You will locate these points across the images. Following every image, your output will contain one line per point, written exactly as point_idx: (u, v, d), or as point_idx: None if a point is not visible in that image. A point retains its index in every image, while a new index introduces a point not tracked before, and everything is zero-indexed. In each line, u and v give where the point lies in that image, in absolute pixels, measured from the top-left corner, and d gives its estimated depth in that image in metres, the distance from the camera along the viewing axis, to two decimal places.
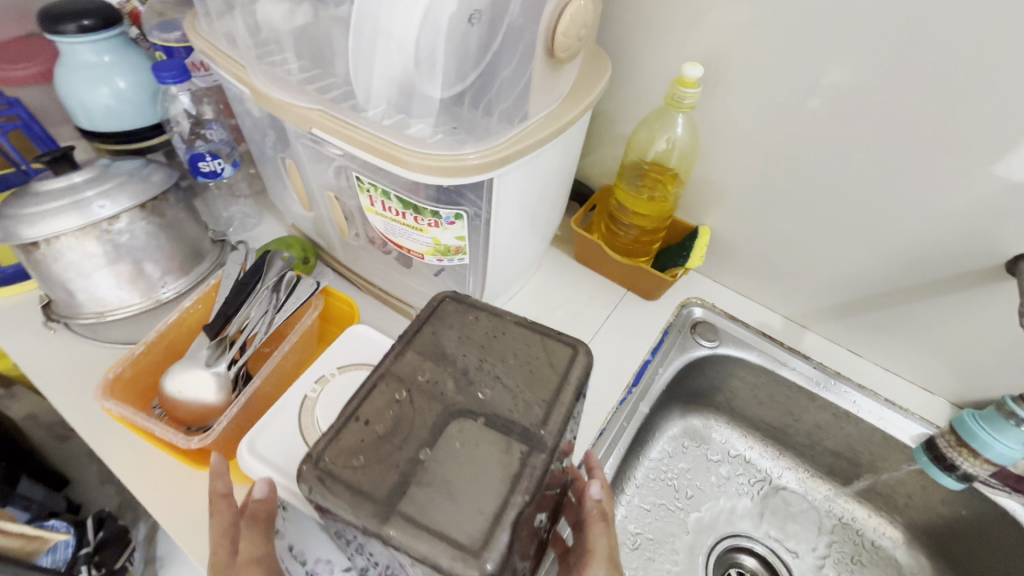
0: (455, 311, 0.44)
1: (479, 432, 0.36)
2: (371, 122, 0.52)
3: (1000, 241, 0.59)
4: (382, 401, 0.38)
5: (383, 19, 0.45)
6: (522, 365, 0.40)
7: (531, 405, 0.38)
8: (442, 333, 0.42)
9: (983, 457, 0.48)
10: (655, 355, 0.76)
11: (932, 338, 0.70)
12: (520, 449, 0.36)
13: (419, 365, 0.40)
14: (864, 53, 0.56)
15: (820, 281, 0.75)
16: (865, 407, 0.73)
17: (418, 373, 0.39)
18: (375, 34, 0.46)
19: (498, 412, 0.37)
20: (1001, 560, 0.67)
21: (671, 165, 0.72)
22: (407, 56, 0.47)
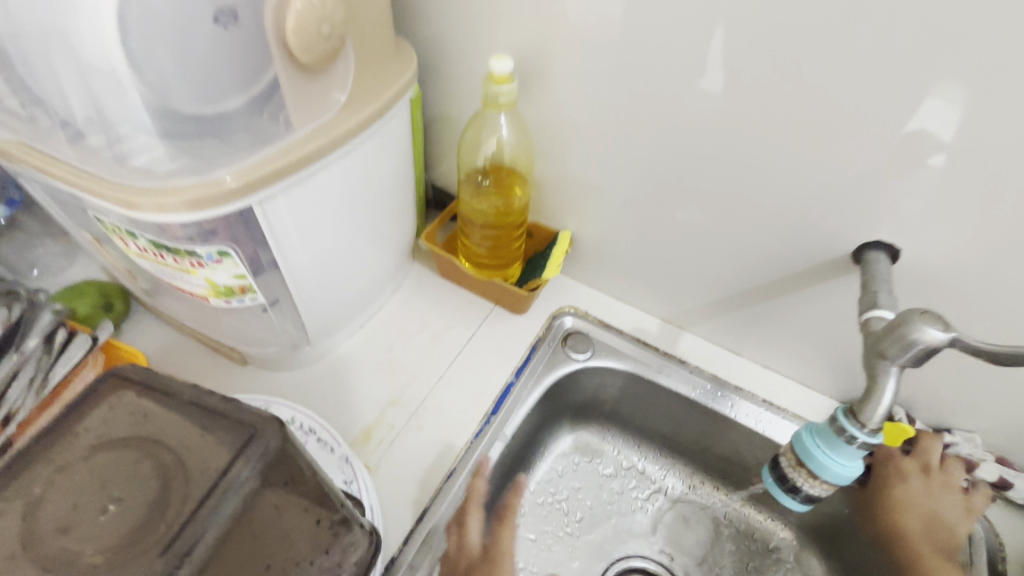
0: (126, 379, 0.41)
1: (249, 499, 0.38)
2: (82, 153, 0.42)
3: (841, 230, 0.55)
4: (69, 496, 0.35)
5: (61, 29, 0.36)
6: (222, 457, 0.38)
7: (266, 479, 0.40)
8: (116, 428, 0.38)
9: (821, 478, 0.44)
10: (520, 376, 0.69)
11: (801, 333, 0.66)
12: (272, 507, 0.39)
13: (103, 463, 0.37)
14: (675, 36, 0.50)
15: (687, 281, 0.70)
16: (743, 411, 0.70)
17: (138, 456, 0.37)
18: (60, 47, 0.37)
19: (233, 498, 0.37)
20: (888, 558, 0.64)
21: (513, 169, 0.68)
22: (108, 76, 0.37)
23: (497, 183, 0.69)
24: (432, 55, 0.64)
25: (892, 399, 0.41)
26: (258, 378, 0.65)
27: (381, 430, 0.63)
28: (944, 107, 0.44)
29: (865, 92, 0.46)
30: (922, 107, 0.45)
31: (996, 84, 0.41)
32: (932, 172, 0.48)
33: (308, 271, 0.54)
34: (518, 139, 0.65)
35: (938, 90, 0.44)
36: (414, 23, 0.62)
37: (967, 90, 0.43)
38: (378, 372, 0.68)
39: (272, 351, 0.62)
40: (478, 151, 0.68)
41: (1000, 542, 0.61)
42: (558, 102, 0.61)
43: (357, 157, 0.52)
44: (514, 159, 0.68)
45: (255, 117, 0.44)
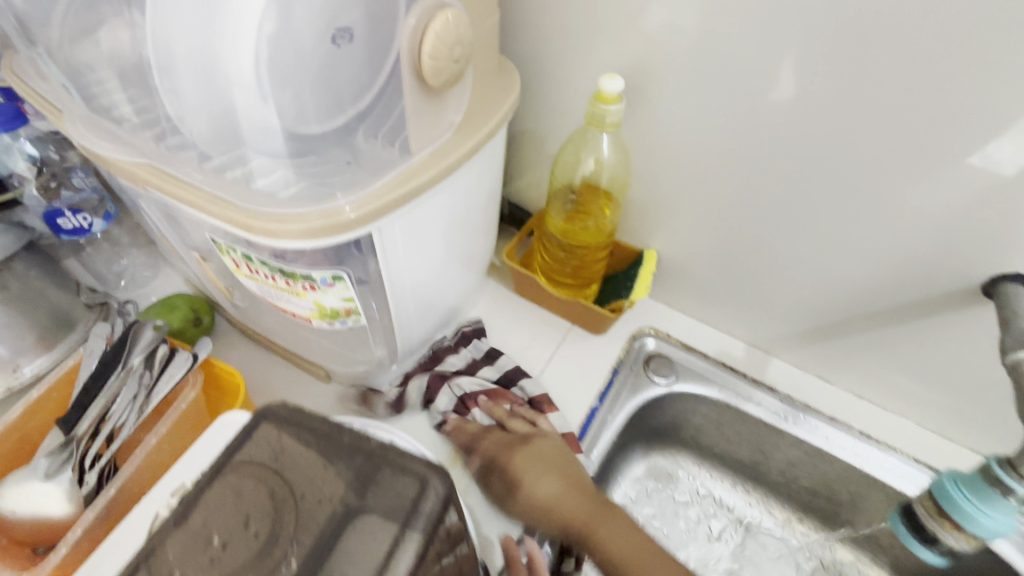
0: (267, 429, 0.38)
1: (365, 522, 0.34)
2: (207, 177, 0.42)
3: (971, 260, 0.52)
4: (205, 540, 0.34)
5: (214, 61, 0.36)
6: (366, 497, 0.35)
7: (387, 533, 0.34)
8: (248, 460, 0.37)
9: (966, 532, 0.41)
10: (603, 402, 0.68)
11: (906, 364, 0.62)
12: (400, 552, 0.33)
13: (230, 486, 0.36)
14: (798, 57, 0.48)
15: (780, 305, 0.67)
16: (839, 443, 0.66)
17: (262, 489, 0.36)
18: (210, 78, 0.37)
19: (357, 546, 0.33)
20: None
21: (603, 188, 0.66)
22: (257, 102, 0.38)
23: (586, 202, 0.66)
24: (526, 71, 0.63)
25: None
26: (342, 395, 0.65)
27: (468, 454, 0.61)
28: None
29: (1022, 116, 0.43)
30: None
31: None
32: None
33: (407, 294, 0.53)
34: (615, 159, 0.63)
35: None
36: (510, 39, 0.61)
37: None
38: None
39: (361, 370, 0.62)
40: (570, 169, 0.65)
41: None
42: (656, 121, 0.59)
43: (462, 181, 0.51)
44: (610, 179, 0.65)
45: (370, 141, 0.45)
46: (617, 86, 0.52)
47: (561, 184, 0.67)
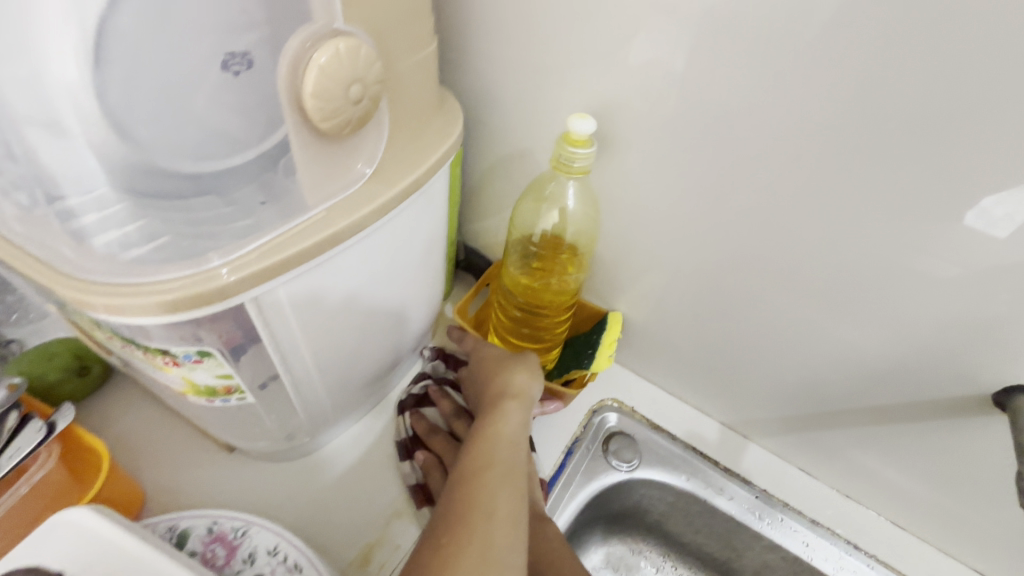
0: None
1: None
2: (28, 227, 0.35)
3: (985, 363, 0.44)
4: None
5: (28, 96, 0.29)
6: None
7: None
8: None
9: None
10: (553, 489, 0.59)
11: (900, 468, 0.54)
12: None
13: None
14: (782, 117, 0.41)
15: (759, 388, 0.59)
16: (820, 552, 0.57)
17: None
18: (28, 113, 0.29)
19: None
20: None
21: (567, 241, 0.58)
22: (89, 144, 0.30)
23: (548, 258, 0.59)
24: (482, 108, 0.56)
25: None
26: (245, 469, 0.55)
27: (382, 553, 0.51)
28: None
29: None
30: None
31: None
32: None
33: (307, 362, 0.45)
34: (583, 211, 0.55)
35: None
36: (464, 72, 0.54)
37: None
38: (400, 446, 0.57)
39: (263, 446, 0.52)
40: (533, 218, 0.58)
41: None
42: (622, 175, 0.52)
43: (380, 240, 0.42)
44: (575, 236, 0.58)
45: (285, 178, 0.39)
46: (592, 129, 0.45)
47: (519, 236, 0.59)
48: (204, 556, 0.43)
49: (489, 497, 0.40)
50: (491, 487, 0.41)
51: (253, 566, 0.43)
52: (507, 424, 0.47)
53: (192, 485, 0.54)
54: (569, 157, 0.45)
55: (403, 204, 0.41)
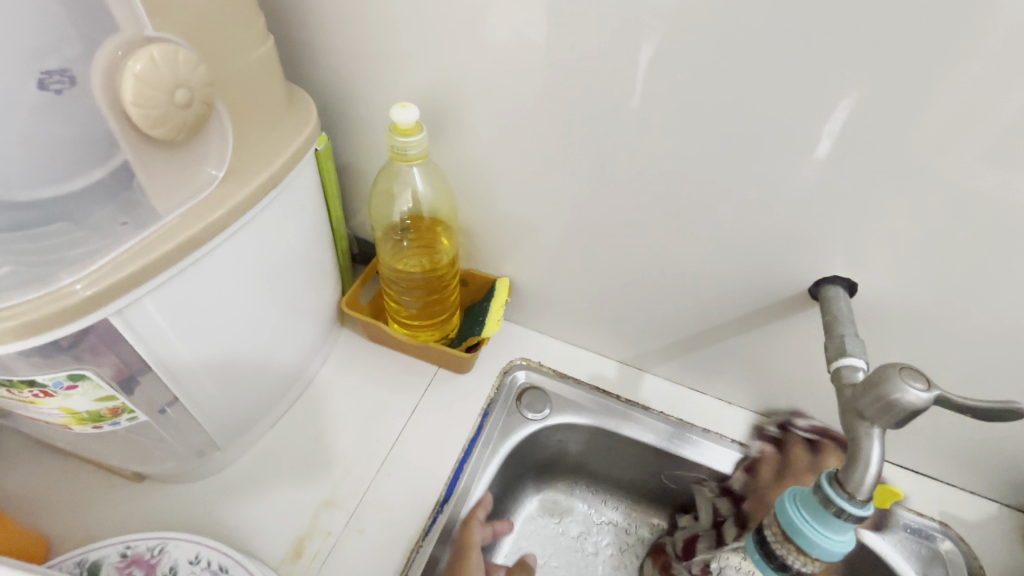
0: None
1: None
2: None
3: (801, 264, 0.52)
4: None
5: None
6: None
7: None
8: None
9: (810, 556, 0.39)
10: (474, 450, 0.62)
11: (762, 370, 0.62)
12: None
13: None
14: (600, 75, 0.46)
15: (642, 323, 0.65)
16: (714, 455, 0.65)
17: None
18: None
19: None
20: None
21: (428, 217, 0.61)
22: None
23: (417, 239, 0.62)
24: (340, 101, 0.57)
25: (879, 461, 0.37)
26: (157, 495, 0.54)
27: (314, 542, 0.53)
28: (918, 129, 0.40)
29: (827, 118, 0.42)
30: (895, 131, 0.41)
31: (968, 101, 0.38)
32: (913, 198, 0.44)
33: (197, 371, 0.45)
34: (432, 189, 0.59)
35: (866, 120, 0.41)
36: (316, 67, 0.55)
37: (943, 108, 0.39)
38: (354, 471, 0.58)
39: (170, 467, 0.52)
40: (386, 206, 0.61)
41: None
42: (483, 146, 0.56)
43: (248, 239, 0.43)
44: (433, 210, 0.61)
45: None
46: (410, 114, 0.46)
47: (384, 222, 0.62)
48: None
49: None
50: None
51: None
52: None
53: (100, 522, 0.52)
54: (401, 145, 0.47)
55: (264, 200, 0.43)
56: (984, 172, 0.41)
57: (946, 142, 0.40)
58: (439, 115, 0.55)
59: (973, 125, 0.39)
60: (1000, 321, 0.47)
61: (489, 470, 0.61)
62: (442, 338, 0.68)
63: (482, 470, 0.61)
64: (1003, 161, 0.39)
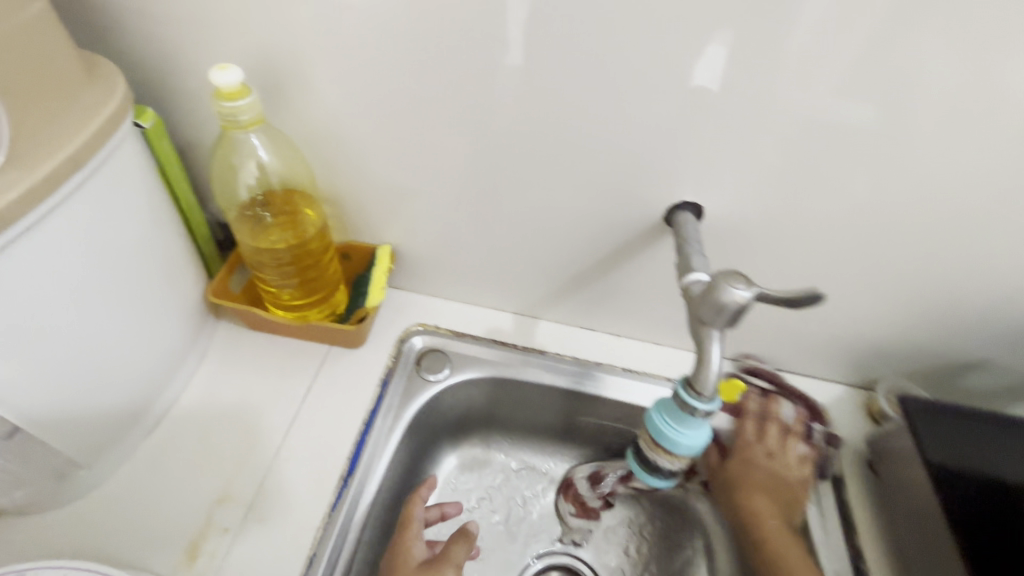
0: None
1: None
2: None
3: (655, 194, 0.55)
4: None
5: None
6: None
7: None
8: None
9: (674, 454, 0.43)
10: (375, 420, 0.61)
11: (642, 301, 0.66)
12: None
13: None
14: (429, 16, 0.46)
15: (527, 272, 0.67)
16: (609, 386, 0.69)
17: None
18: None
19: None
20: None
21: (283, 188, 0.57)
22: None
23: (276, 213, 0.58)
24: (161, 72, 0.52)
25: (720, 360, 0.41)
26: (21, 528, 0.49)
27: (210, 541, 0.50)
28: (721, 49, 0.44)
29: (644, 46, 0.45)
30: (703, 55, 0.44)
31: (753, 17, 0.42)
32: (732, 118, 0.48)
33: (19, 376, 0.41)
34: (281, 158, 0.55)
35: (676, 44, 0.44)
36: (123, 34, 0.49)
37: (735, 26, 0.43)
38: (248, 463, 0.55)
39: (26, 493, 0.47)
40: (233, 182, 0.56)
41: (857, 445, 0.66)
42: (328, 105, 0.53)
43: (50, 234, 0.40)
44: (286, 180, 0.57)
45: None
46: (231, 75, 0.43)
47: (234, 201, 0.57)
48: None
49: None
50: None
51: None
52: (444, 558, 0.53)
53: None
54: (230, 111, 0.44)
55: (62, 189, 0.39)
56: (779, 84, 0.45)
57: (747, 58, 0.44)
58: (273, 78, 0.51)
59: (764, 41, 0.43)
60: (822, 221, 0.53)
61: (394, 437, 0.61)
62: (330, 315, 0.65)
63: (386, 439, 0.61)
64: (792, 72, 0.44)
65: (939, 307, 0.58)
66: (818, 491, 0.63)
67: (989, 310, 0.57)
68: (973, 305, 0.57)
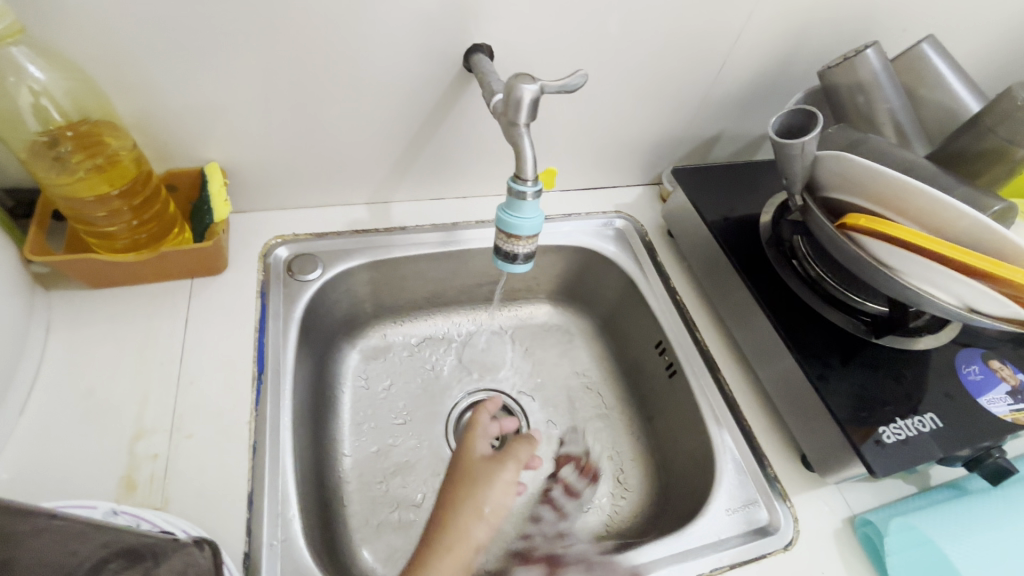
0: None
1: None
2: None
3: (450, 46, 0.62)
4: None
5: None
6: None
7: None
8: None
9: (521, 238, 0.55)
10: (266, 326, 0.64)
11: (472, 156, 0.76)
12: None
13: None
14: None
15: (365, 156, 0.71)
16: (469, 238, 0.79)
17: None
18: None
19: None
20: (603, 275, 0.84)
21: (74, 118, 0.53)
22: None
23: (76, 146, 0.53)
24: None
25: (532, 150, 0.52)
26: None
27: (144, 471, 0.51)
28: None
29: None
30: None
31: None
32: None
33: None
34: (59, 81, 0.50)
35: None
36: None
37: None
38: (152, 399, 0.55)
39: None
40: (8, 120, 0.50)
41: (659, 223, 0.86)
42: (91, 12, 0.49)
43: None
44: (76, 107, 0.53)
45: None
46: None
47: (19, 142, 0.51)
48: None
49: (478, 502, 0.50)
50: (466, 493, 0.51)
51: None
52: (496, 480, 0.53)
53: None
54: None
55: None
56: None
57: None
58: None
59: None
60: (583, 42, 0.66)
61: (291, 334, 0.65)
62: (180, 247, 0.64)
63: (284, 339, 0.64)
64: None
65: (680, 97, 0.77)
66: (642, 263, 0.81)
67: (711, 91, 0.77)
68: (701, 89, 0.76)
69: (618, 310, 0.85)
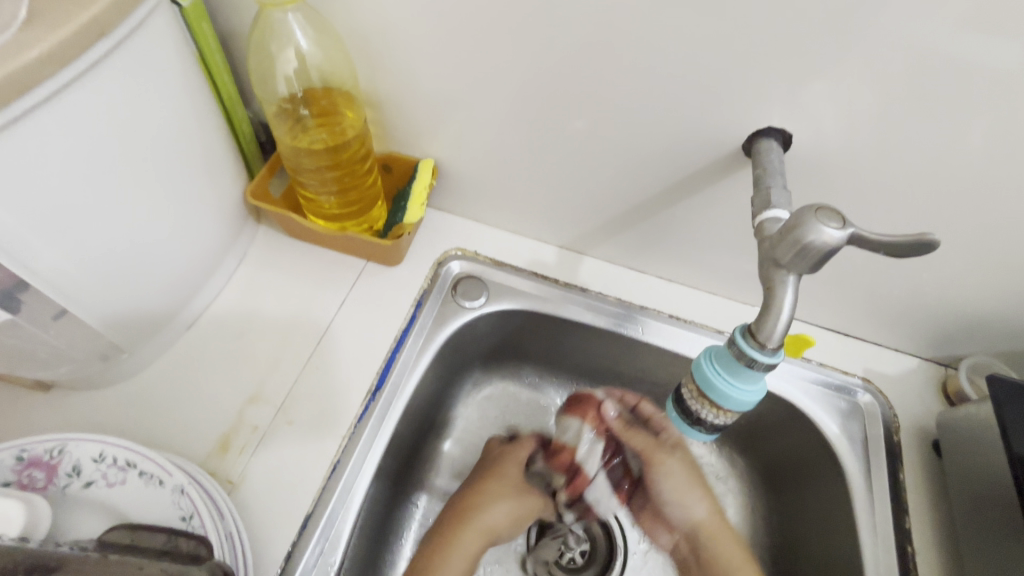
0: None
1: None
2: None
3: (734, 121, 0.47)
4: None
5: None
6: None
7: None
8: None
9: (722, 407, 0.40)
10: (406, 339, 0.60)
11: (698, 244, 0.60)
12: None
13: None
14: None
15: (576, 203, 0.62)
16: (652, 331, 0.65)
17: None
18: None
19: None
20: (806, 447, 0.62)
21: (321, 87, 0.54)
22: None
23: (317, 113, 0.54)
24: None
25: (790, 310, 0.36)
26: (68, 404, 0.52)
27: (240, 437, 0.52)
28: None
29: None
30: None
31: None
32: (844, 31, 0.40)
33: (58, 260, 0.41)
34: (321, 50, 0.51)
35: None
36: None
37: None
38: (279, 369, 0.56)
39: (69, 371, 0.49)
40: (271, 76, 0.52)
41: (923, 422, 0.60)
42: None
43: (80, 102, 0.38)
44: (322, 73, 0.53)
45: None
46: None
47: (275, 98, 0.54)
48: (21, 481, 0.43)
49: None
50: None
51: (81, 477, 0.44)
52: None
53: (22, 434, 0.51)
54: None
55: (81, 61, 0.37)
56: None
57: None
58: None
59: None
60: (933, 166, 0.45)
61: (424, 359, 0.59)
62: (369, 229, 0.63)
63: (415, 360, 0.59)
64: None
65: None
66: (871, 470, 0.57)
67: None
68: None
69: (807, 503, 0.62)
